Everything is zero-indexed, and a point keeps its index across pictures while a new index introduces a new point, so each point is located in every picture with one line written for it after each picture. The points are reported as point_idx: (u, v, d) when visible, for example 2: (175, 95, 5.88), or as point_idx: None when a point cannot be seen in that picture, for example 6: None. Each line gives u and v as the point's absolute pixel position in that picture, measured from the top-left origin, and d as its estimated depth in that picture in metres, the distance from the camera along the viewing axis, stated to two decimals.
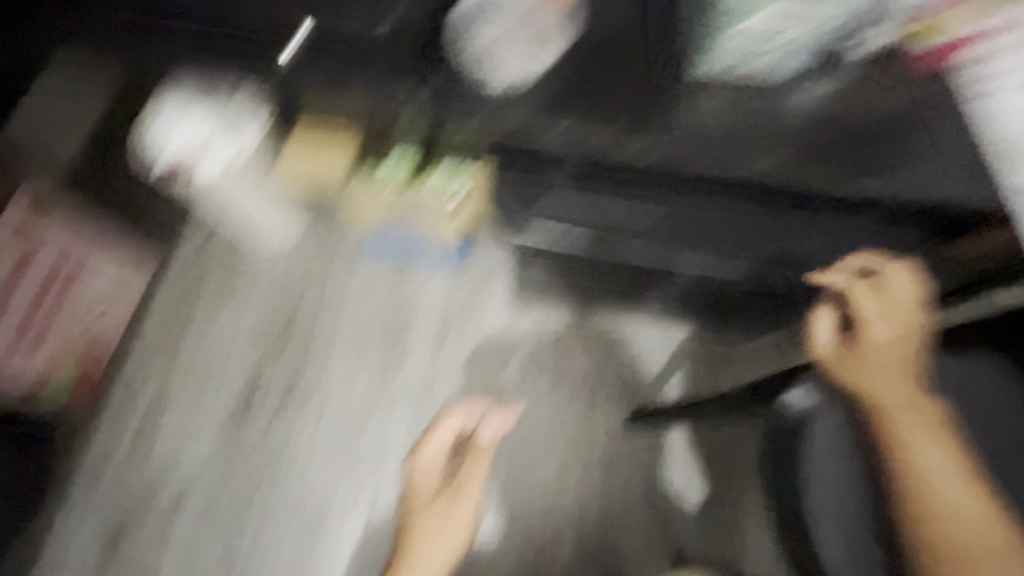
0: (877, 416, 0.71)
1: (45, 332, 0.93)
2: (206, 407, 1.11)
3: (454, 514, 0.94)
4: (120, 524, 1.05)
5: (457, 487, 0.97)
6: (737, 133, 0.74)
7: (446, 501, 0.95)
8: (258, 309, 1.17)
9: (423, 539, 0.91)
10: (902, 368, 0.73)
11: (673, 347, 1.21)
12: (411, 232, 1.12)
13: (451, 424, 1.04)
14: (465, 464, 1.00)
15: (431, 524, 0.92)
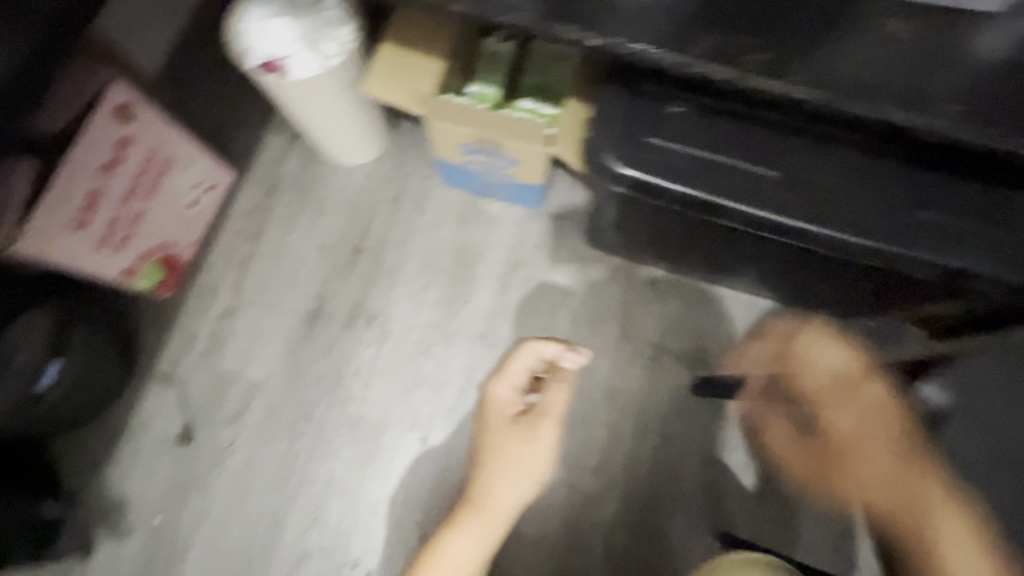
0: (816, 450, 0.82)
1: (141, 214, 0.98)
2: (275, 316, 1.13)
3: (527, 455, 0.78)
4: (187, 422, 1.07)
5: (534, 425, 0.79)
6: (931, 72, 0.56)
7: (521, 437, 0.78)
8: (334, 223, 1.17)
9: (499, 470, 0.77)
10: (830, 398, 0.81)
11: (747, 319, 1.14)
12: (497, 162, 1.03)
13: (526, 358, 0.82)
14: (546, 406, 0.80)
15: (505, 447, 0.77)
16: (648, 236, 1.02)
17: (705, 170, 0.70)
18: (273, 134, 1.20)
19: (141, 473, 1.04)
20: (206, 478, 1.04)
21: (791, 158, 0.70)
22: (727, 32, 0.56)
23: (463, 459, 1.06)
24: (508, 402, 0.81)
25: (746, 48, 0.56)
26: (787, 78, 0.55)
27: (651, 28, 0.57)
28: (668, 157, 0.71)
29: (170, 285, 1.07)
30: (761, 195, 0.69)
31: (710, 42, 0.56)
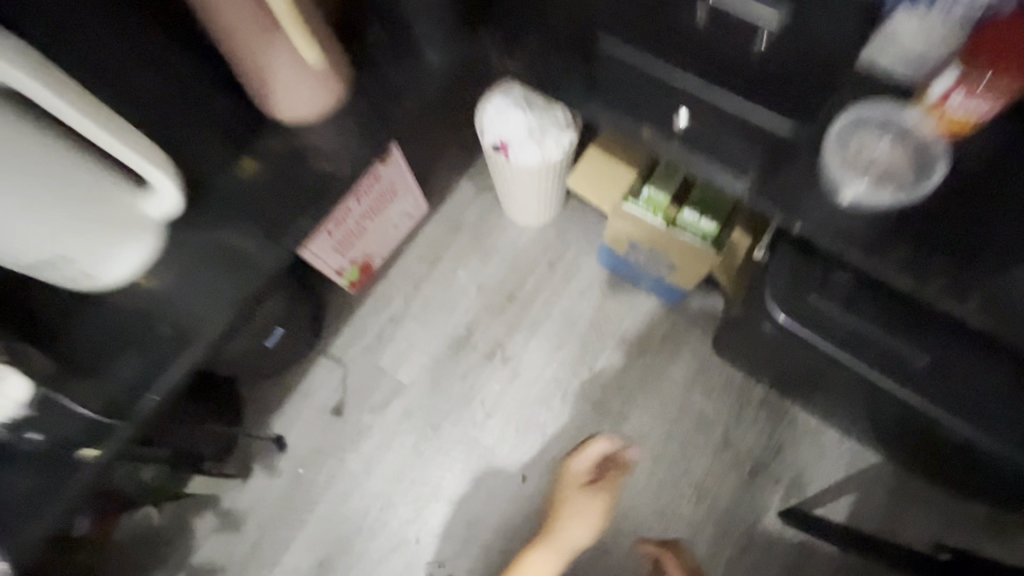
0: None
1: (364, 231, 1.22)
2: (430, 332, 1.34)
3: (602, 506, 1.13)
4: (341, 399, 1.28)
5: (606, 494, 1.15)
6: None
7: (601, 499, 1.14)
8: (497, 268, 1.37)
9: (571, 530, 1.10)
10: None
11: (851, 466, 1.17)
12: (655, 263, 1.17)
13: (598, 446, 1.19)
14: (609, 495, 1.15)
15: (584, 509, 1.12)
16: (776, 365, 1.10)
17: (855, 337, 0.79)
18: (467, 184, 1.43)
19: (298, 429, 1.27)
20: (344, 448, 1.25)
21: (938, 348, 0.78)
22: (917, 248, 0.65)
23: (554, 504, 1.20)
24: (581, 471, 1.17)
25: (929, 267, 0.64)
26: (962, 302, 0.63)
27: (852, 231, 0.66)
28: (826, 316, 0.80)
29: (358, 285, 1.32)
30: (903, 373, 0.78)
31: (900, 253, 0.65)
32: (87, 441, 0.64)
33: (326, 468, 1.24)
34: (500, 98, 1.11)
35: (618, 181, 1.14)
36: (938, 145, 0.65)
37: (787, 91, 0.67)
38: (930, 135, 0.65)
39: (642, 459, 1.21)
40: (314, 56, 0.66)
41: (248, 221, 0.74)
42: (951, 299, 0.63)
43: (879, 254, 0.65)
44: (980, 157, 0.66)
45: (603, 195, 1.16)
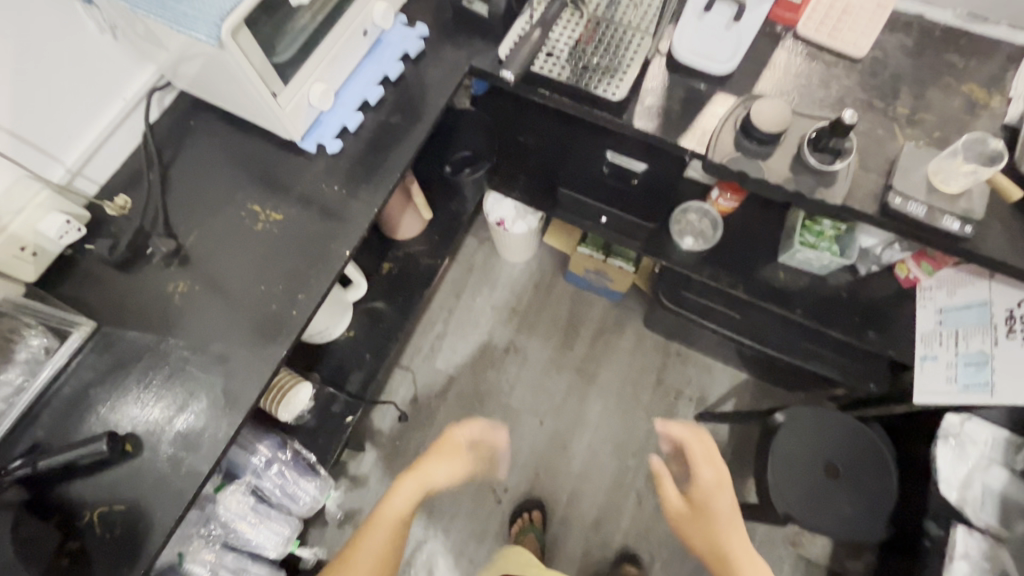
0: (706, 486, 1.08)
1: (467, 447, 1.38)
2: (464, 340, 2.02)
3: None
4: (415, 394, 1.95)
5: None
6: (797, 290, 1.37)
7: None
8: (502, 293, 2.07)
9: (701, 471, 1.10)
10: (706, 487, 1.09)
11: (732, 382, 1.92)
12: (602, 280, 1.90)
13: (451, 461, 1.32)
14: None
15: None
16: (679, 328, 1.85)
17: (706, 310, 1.54)
18: (472, 240, 2.13)
19: (389, 416, 1.93)
20: (424, 425, 1.92)
21: (746, 309, 1.52)
22: (717, 265, 1.38)
23: (559, 435, 1.90)
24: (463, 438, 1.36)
25: (723, 273, 1.37)
26: (738, 287, 1.37)
27: (688, 259, 1.38)
28: (690, 300, 1.53)
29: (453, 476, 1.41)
30: (730, 324, 1.52)
31: (709, 267, 1.38)
32: (347, 414, 1.31)
33: (414, 439, 1.90)
34: (491, 194, 1.64)
35: (574, 237, 1.89)
36: (718, 216, 1.37)
37: (648, 202, 1.43)
38: (714, 213, 1.37)
39: (612, 400, 1.93)
40: (427, 211, 1.41)
41: (394, 295, 1.43)
42: (734, 286, 1.37)
43: (701, 269, 1.38)
44: (735, 216, 1.41)
45: (566, 246, 1.91)
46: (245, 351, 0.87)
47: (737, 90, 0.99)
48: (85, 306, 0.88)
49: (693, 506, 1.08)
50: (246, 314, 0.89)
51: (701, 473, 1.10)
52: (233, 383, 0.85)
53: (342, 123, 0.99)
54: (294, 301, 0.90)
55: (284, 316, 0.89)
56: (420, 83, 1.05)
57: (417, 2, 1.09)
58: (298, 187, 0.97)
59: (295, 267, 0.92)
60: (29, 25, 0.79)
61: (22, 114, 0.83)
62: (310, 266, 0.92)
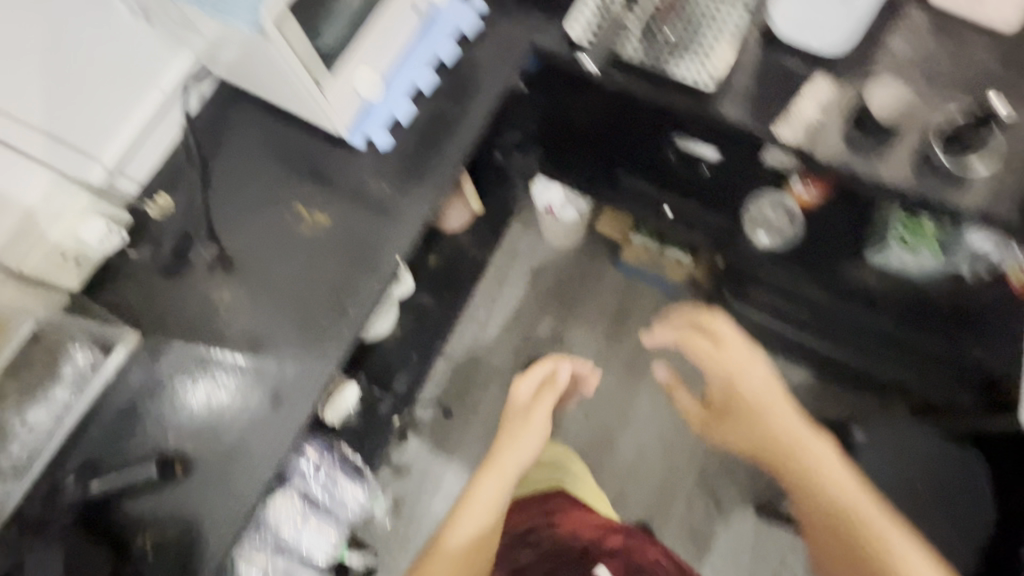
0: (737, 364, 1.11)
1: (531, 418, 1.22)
2: (507, 330, 1.95)
3: (832, 535, 0.91)
4: (457, 384, 1.91)
5: (828, 544, 0.93)
6: (882, 291, 1.24)
7: (829, 528, 0.91)
8: (547, 281, 1.97)
9: (746, 376, 1.08)
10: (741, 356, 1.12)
11: (795, 385, 1.79)
12: (656, 271, 1.79)
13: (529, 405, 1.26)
14: (827, 537, 0.92)
15: (824, 478, 0.91)
16: None
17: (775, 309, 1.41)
18: (516, 225, 2.02)
19: (431, 406, 1.89)
20: (468, 416, 1.88)
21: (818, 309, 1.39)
22: (793, 263, 1.27)
23: (606, 430, 1.83)
24: (524, 395, 1.27)
25: (800, 271, 1.27)
26: (816, 288, 1.27)
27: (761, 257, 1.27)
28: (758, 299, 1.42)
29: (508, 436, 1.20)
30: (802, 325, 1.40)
31: (785, 265, 1.27)
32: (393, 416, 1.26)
33: (456, 431, 1.87)
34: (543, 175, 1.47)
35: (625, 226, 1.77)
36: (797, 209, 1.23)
37: (718, 192, 1.31)
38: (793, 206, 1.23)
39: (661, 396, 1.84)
40: (476, 204, 1.31)
41: (441, 291, 1.36)
42: (812, 286, 1.28)
43: (776, 267, 1.28)
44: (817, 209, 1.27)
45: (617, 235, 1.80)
46: (294, 363, 0.82)
47: (847, 71, 0.85)
48: (130, 316, 0.83)
49: (743, 413, 1.06)
50: (295, 324, 0.83)
51: (714, 361, 1.14)
52: (282, 399, 0.81)
53: (393, 115, 0.90)
54: (345, 312, 0.84)
55: (335, 327, 0.83)
56: (477, 67, 0.94)
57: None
58: (346, 184, 0.90)
59: (345, 273, 0.85)
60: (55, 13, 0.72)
61: (53, 112, 0.77)
62: (362, 273, 0.85)
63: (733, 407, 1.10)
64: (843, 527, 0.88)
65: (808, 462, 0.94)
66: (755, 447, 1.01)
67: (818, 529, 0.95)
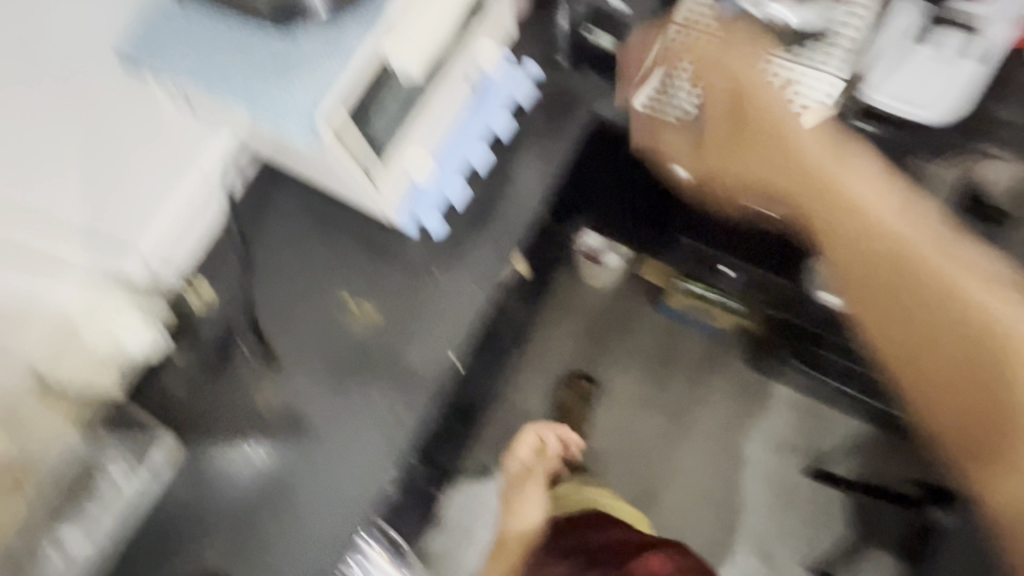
0: (818, 186, 0.69)
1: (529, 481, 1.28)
2: (526, 382, 1.71)
3: (905, 322, 0.62)
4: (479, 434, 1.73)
5: (933, 354, 0.60)
6: None
7: (906, 316, 0.62)
8: (576, 322, 1.76)
9: (839, 182, 0.69)
10: (811, 180, 0.70)
11: (858, 440, 1.61)
12: (703, 320, 1.66)
13: (533, 479, 1.30)
14: (913, 323, 0.62)
15: (945, 274, 0.62)
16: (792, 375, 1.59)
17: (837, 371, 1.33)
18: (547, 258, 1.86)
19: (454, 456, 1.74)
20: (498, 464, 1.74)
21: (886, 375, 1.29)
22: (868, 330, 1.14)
23: (647, 487, 1.65)
24: (518, 465, 1.33)
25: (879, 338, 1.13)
26: None
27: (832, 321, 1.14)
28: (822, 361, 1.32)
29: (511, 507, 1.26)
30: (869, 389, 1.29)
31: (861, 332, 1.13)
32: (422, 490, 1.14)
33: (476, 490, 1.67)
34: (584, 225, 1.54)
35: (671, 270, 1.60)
36: None
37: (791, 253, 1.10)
38: None
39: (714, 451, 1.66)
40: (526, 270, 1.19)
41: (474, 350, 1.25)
42: None
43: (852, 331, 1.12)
44: None
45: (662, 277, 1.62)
46: (346, 468, 0.79)
47: (954, 144, 0.76)
48: (176, 412, 0.81)
49: (795, 188, 0.71)
50: (345, 428, 0.80)
51: (778, 172, 0.73)
52: (331, 509, 0.78)
53: (445, 197, 0.85)
54: (397, 414, 0.80)
55: (384, 432, 0.80)
56: (530, 147, 0.91)
57: (528, 34, 0.93)
58: (396, 274, 0.86)
59: (393, 372, 0.82)
60: (96, 113, 0.68)
61: (92, 208, 0.72)
62: (410, 372, 0.82)
63: (733, 148, 0.77)
64: (958, 307, 0.60)
65: (910, 243, 0.64)
66: (889, 282, 0.64)
67: (909, 368, 0.62)
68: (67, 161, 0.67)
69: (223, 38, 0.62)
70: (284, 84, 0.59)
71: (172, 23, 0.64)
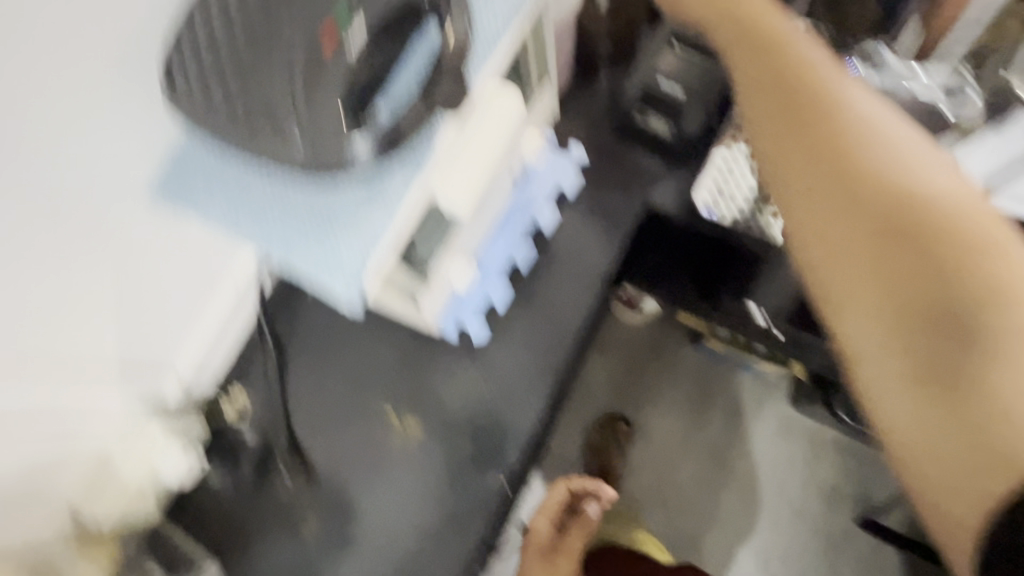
0: (817, 121, 0.42)
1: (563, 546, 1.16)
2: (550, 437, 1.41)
3: (901, 304, 0.39)
4: None
5: (911, 365, 0.39)
6: None
7: (890, 291, 0.40)
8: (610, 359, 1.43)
9: (839, 112, 0.43)
10: (800, 115, 0.43)
11: None
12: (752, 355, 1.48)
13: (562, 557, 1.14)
14: (917, 323, 0.39)
15: (976, 261, 0.39)
16: None
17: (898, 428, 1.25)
18: None
19: None
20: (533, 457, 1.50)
21: None
22: None
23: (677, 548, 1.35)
24: (545, 533, 1.17)
25: None
26: None
27: None
28: None
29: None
30: None
31: None
32: None
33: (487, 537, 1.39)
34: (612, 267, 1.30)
35: None
36: None
37: None
38: None
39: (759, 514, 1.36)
40: None
41: None
42: None
43: None
44: None
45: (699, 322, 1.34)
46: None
47: None
48: (223, 525, 0.81)
49: (830, 134, 0.42)
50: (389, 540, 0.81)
51: (777, 81, 0.43)
52: None
53: (487, 299, 0.83)
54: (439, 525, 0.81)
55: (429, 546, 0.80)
56: (574, 240, 0.87)
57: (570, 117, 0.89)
58: (437, 381, 0.85)
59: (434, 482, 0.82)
60: (128, 262, 0.63)
61: (129, 348, 0.69)
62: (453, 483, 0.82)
63: (747, 94, 0.44)
64: (951, 309, 0.38)
65: (940, 214, 0.40)
66: (914, 312, 0.39)
67: (882, 366, 0.39)
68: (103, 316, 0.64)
69: (245, 177, 0.55)
70: (321, 237, 0.53)
71: (190, 157, 0.56)
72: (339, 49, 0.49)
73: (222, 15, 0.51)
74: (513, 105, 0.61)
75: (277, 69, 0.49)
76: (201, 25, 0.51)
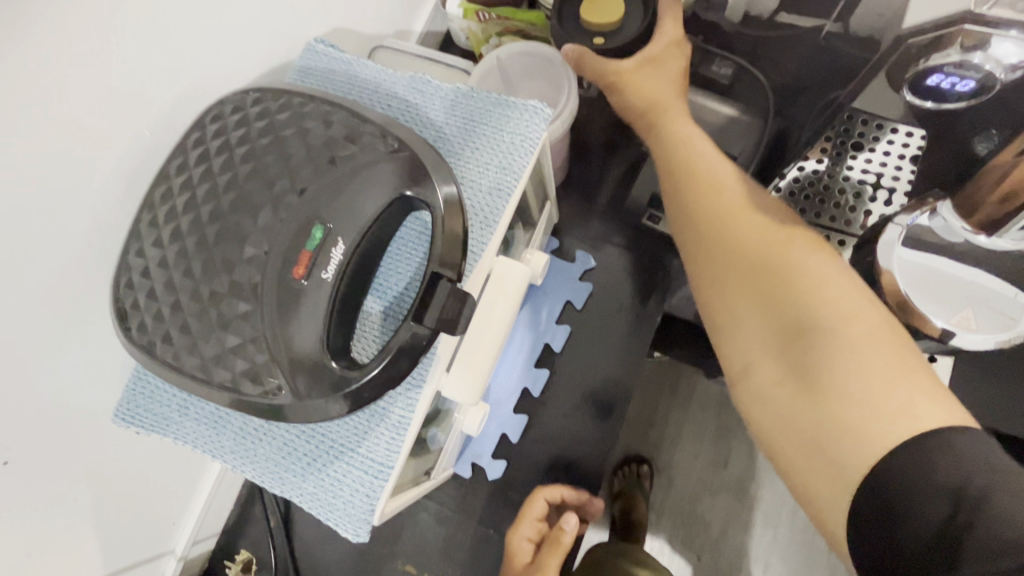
0: (695, 186, 0.52)
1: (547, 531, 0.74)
2: None
3: (762, 313, 0.44)
4: None
5: (773, 361, 0.43)
6: None
7: (751, 301, 0.45)
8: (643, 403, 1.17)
9: (711, 172, 0.53)
10: (684, 181, 0.53)
11: None
12: None
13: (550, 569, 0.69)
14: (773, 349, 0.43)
15: (825, 282, 0.43)
16: None
17: None
18: None
19: None
20: None
21: None
22: None
23: None
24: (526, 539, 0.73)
25: None
26: None
27: None
28: None
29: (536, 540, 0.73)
30: None
31: None
32: None
33: None
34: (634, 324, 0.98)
35: None
36: None
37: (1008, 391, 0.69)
38: None
39: None
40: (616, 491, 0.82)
41: None
42: None
43: None
44: None
45: None
46: None
47: None
48: None
49: (704, 198, 0.51)
50: None
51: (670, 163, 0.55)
52: None
53: (501, 431, 0.80)
54: None
55: None
56: (587, 360, 0.81)
57: (579, 222, 0.84)
58: (447, 530, 0.82)
59: None
60: (103, 474, 0.59)
61: (123, 547, 0.66)
62: None
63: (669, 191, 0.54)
64: (805, 319, 0.42)
65: (800, 263, 0.45)
66: (770, 341, 0.44)
67: (745, 353, 0.45)
68: (88, 536, 0.60)
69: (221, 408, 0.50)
70: (315, 468, 0.48)
71: (158, 389, 0.51)
72: (310, 272, 0.42)
73: (177, 240, 0.45)
74: (517, 268, 0.54)
75: (241, 302, 0.43)
76: (155, 253, 0.45)
